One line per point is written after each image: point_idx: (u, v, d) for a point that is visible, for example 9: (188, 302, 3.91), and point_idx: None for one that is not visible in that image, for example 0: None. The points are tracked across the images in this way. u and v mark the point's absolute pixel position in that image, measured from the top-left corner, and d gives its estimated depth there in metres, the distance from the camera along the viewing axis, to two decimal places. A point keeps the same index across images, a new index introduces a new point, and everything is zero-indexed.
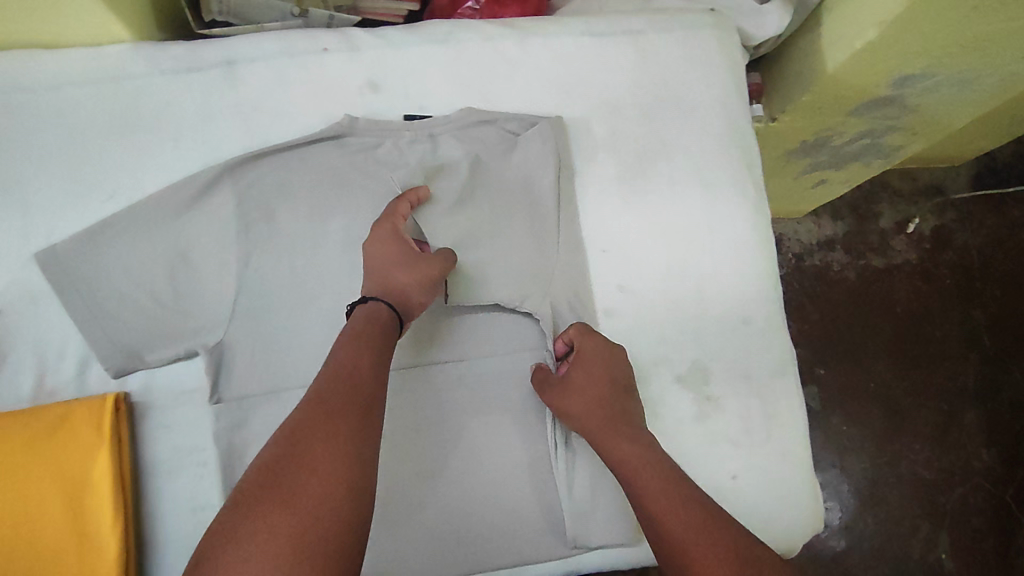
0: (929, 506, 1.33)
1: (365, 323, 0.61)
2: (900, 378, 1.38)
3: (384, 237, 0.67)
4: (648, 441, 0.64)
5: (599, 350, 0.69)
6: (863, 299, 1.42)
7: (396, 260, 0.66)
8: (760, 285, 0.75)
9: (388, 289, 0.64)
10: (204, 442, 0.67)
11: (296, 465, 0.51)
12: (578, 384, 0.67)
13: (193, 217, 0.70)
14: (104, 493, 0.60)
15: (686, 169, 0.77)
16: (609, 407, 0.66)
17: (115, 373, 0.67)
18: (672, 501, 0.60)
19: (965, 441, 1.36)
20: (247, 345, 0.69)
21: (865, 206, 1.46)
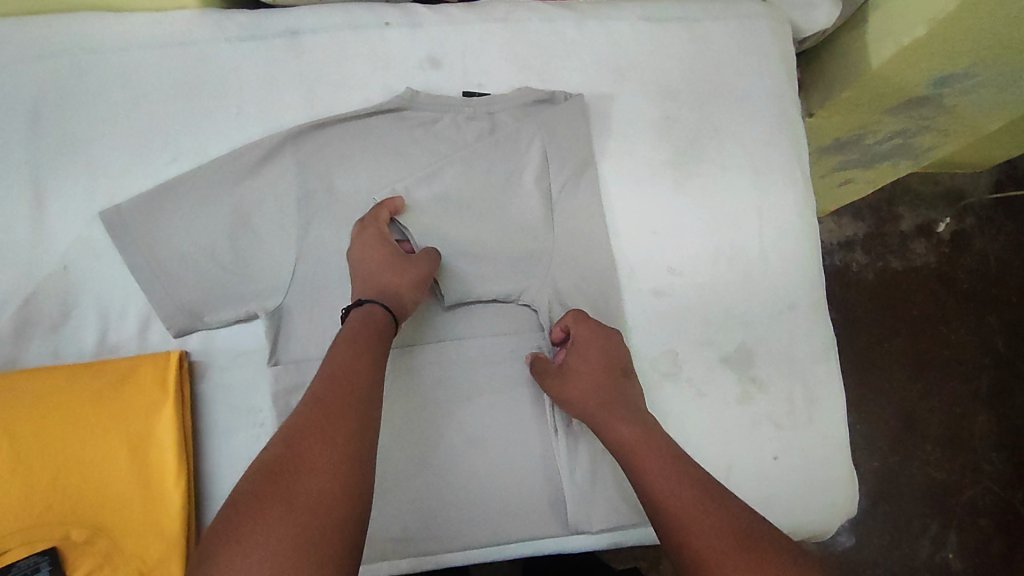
0: (937, 507, 1.35)
1: (358, 329, 0.61)
2: (915, 380, 1.40)
3: (371, 241, 0.67)
4: (648, 424, 0.63)
5: (596, 334, 0.68)
6: (882, 301, 1.43)
7: (386, 266, 0.65)
8: (808, 272, 0.76)
9: (382, 294, 0.64)
10: (262, 403, 0.68)
11: (288, 468, 0.49)
12: (576, 370, 0.66)
13: (255, 182, 0.71)
14: (167, 445, 0.62)
15: (737, 158, 0.78)
16: (607, 390, 0.65)
17: (176, 332, 0.68)
18: (670, 480, 0.58)
19: (976, 445, 1.37)
20: (304, 309, 0.69)
21: (887, 208, 1.48)
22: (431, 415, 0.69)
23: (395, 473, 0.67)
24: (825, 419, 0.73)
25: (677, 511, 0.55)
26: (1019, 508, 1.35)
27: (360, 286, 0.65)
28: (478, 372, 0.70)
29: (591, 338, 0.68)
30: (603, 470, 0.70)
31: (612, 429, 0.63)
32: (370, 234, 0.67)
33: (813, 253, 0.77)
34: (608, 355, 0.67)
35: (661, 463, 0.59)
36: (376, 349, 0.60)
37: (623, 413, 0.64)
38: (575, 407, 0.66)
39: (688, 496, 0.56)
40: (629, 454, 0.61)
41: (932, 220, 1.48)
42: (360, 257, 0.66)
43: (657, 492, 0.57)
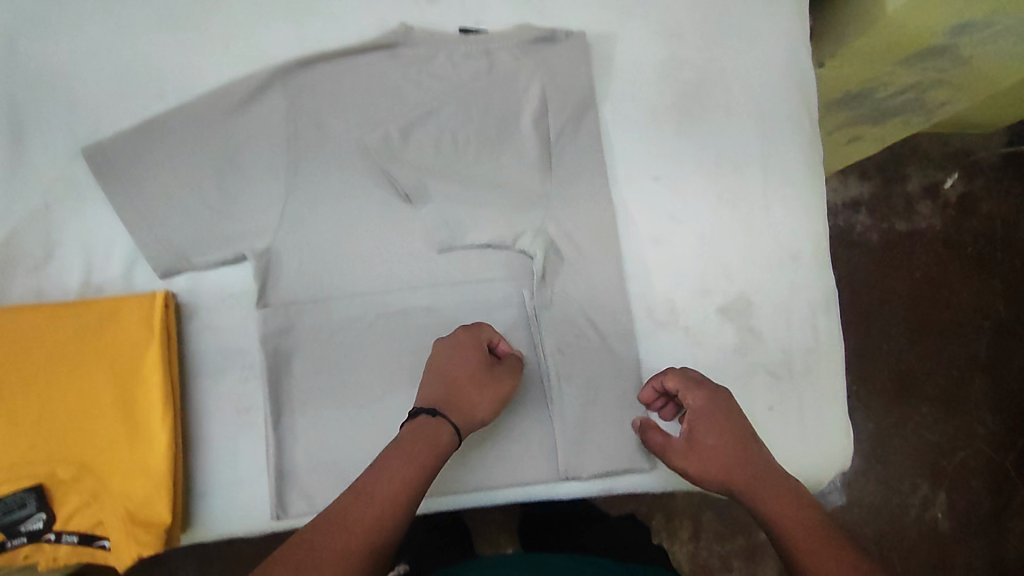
0: (930, 467, 1.35)
1: (424, 428, 0.58)
2: (914, 342, 1.39)
3: (457, 357, 0.63)
4: (795, 493, 0.59)
5: (714, 409, 0.64)
6: (884, 262, 1.41)
7: (460, 356, 0.63)
8: (813, 221, 0.74)
9: (452, 398, 0.61)
10: (250, 346, 0.66)
11: (313, 541, 0.50)
12: (701, 451, 0.63)
13: (242, 121, 0.69)
14: (154, 386, 0.60)
15: (743, 103, 0.75)
16: (748, 457, 0.62)
17: (162, 274, 0.67)
18: (818, 555, 0.53)
19: (971, 408, 1.37)
20: (293, 252, 0.67)
21: (895, 168, 1.44)
22: (423, 361, 0.68)
23: (386, 418, 0.66)
24: (822, 371, 0.72)
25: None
26: (1011, 470, 1.36)
27: (432, 382, 0.62)
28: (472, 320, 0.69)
29: (711, 401, 0.64)
30: (596, 418, 0.69)
31: (753, 498, 0.60)
32: (472, 328, 0.66)
33: (818, 201, 0.74)
34: (731, 419, 0.63)
35: (817, 534, 0.55)
36: (438, 444, 0.58)
37: (773, 479, 0.60)
38: (710, 475, 0.62)
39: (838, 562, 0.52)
40: (770, 520, 0.58)
41: (940, 181, 1.45)
42: (442, 349, 0.64)
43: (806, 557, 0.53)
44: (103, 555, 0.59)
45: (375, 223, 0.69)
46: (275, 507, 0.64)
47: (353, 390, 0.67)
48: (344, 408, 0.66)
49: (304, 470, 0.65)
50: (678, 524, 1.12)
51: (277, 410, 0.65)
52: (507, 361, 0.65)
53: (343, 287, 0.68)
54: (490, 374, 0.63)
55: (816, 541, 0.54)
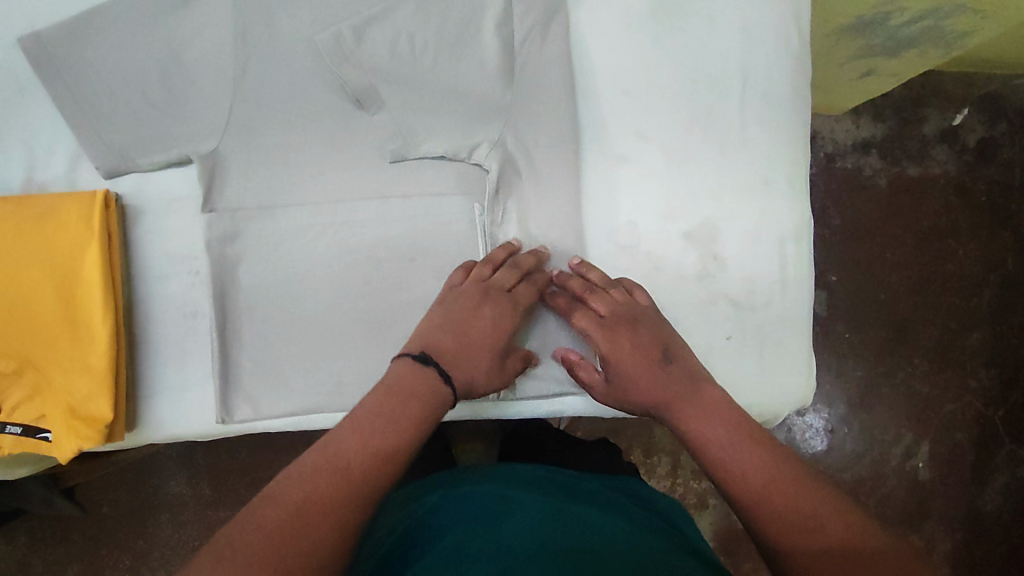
0: (915, 417, 1.33)
1: (404, 377, 0.55)
2: (913, 293, 1.35)
3: (501, 307, 0.61)
4: (718, 404, 0.57)
5: (619, 335, 0.61)
6: (889, 207, 1.36)
7: (487, 319, 0.61)
8: (792, 145, 0.70)
9: (453, 353, 0.58)
10: (198, 250, 0.65)
11: (302, 487, 0.45)
12: (616, 380, 0.61)
13: (188, 15, 0.65)
14: (93, 285, 0.59)
15: (728, 14, 0.70)
16: (665, 379, 0.59)
17: (106, 173, 0.65)
18: (741, 458, 0.51)
19: (965, 361, 1.34)
20: (241, 155, 0.65)
21: (911, 108, 1.36)
22: (373, 274, 0.67)
23: (333, 330, 0.66)
24: (791, 304, 0.69)
25: (748, 495, 0.49)
26: (1000, 426, 1.33)
27: (437, 326, 0.60)
28: (427, 236, 0.67)
29: (609, 330, 0.61)
30: (550, 339, 0.68)
31: (674, 422, 0.58)
32: (521, 286, 0.63)
33: (799, 123, 0.70)
34: (638, 342, 0.61)
35: (738, 437, 0.53)
36: (407, 415, 0.52)
37: (698, 398, 0.57)
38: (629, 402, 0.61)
39: (761, 478, 0.50)
40: (693, 445, 0.56)
41: (958, 123, 1.36)
42: (468, 300, 0.61)
43: (726, 480, 0.51)
44: (43, 446, 0.59)
45: (328, 130, 0.66)
46: (219, 410, 0.64)
47: (301, 300, 0.66)
48: (291, 318, 0.65)
49: (248, 376, 0.65)
50: (656, 461, 1.12)
51: (222, 315, 0.65)
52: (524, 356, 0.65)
53: (293, 195, 0.66)
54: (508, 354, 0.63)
55: (737, 461, 0.52)
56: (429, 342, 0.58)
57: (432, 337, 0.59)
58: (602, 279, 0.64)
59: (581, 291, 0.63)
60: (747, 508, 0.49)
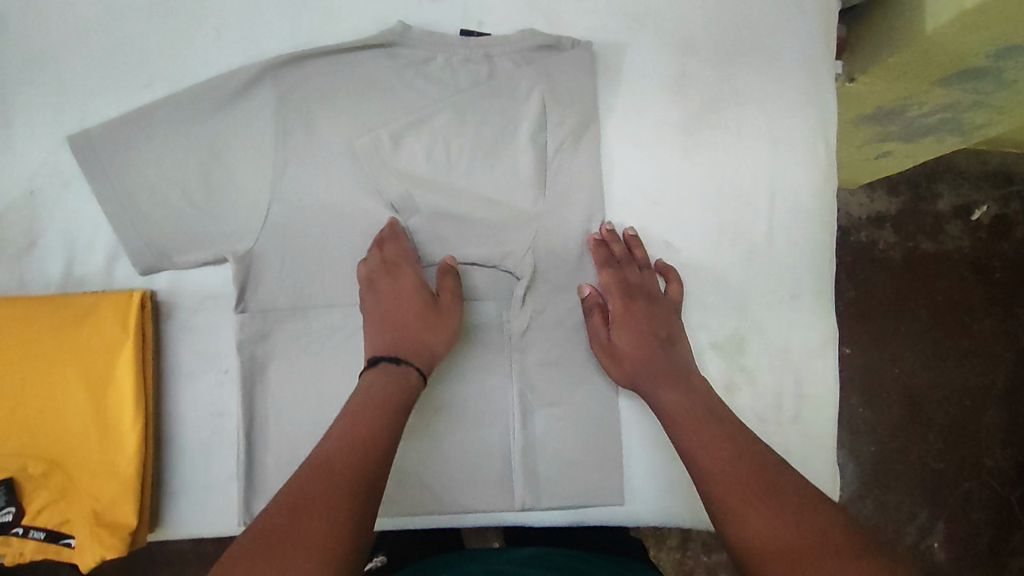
0: (930, 495, 1.31)
1: (377, 381, 0.58)
2: (927, 368, 1.34)
3: (377, 284, 0.64)
4: (695, 391, 0.62)
5: (643, 301, 0.66)
6: (904, 282, 1.36)
7: (388, 296, 0.64)
8: (818, 261, 0.72)
9: (405, 344, 0.62)
10: (228, 350, 0.66)
11: (296, 488, 0.49)
12: (620, 341, 0.65)
13: (234, 116, 0.67)
14: (126, 388, 0.60)
15: (758, 130, 0.73)
16: (660, 359, 0.63)
17: (143, 270, 0.65)
18: (705, 441, 0.57)
19: (981, 439, 1.32)
20: (277, 256, 0.66)
21: (925, 185, 1.38)
22: None
23: None
24: (812, 413, 0.70)
25: (722, 468, 0.54)
26: (1017, 507, 1.30)
27: (377, 323, 0.63)
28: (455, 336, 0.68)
29: (628, 298, 0.66)
30: (570, 445, 0.68)
31: (657, 389, 0.62)
32: (388, 248, 0.66)
33: (823, 238, 0.72)
34: (656, 314, 0.66)
35: (695, 422, 0.58)
36: (383, 407, 0.57)
37: (676, 378, 0.62)
38: (620, 367, 0.65)
39: (731, 463, 0.54)
40: (667, 422, 0.61)
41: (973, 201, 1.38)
42: (382, 288, 0.64)
43: (696, 455, 0.56)
44: (67, 551, 0.59)
45: (362, 234, 0.68)
46: (242, 512, 0.64)
47: (326, 403, 0.66)
48: (316, 417, 0.65)
49: (272, 477, 0.65)
50: (666, 533, 1.11)
51: (250, 415, 0.65)
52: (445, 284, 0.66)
53: (324, 297, 0.67)
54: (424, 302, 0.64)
55: (706, 440, 0.57)
56: (387, 345, 0.62)
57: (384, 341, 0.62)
58: (643, 257, 0.69)
59: (602, 261, 0.67)
60: (711, 484, 0.54)
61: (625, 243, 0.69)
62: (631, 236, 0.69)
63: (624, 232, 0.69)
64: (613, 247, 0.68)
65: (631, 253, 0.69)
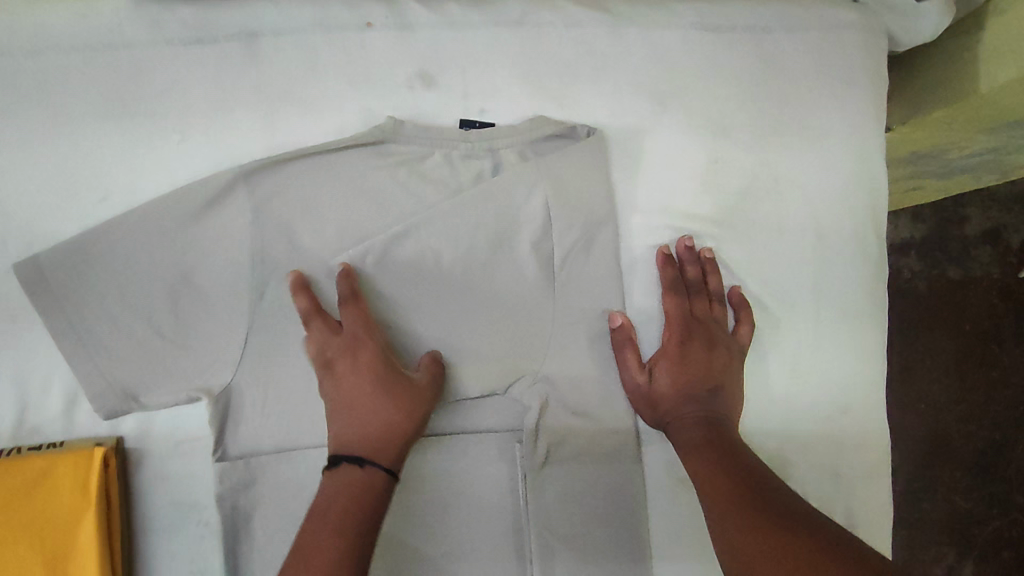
0: (960, 536, 1.21)
1: (344, 480, 0.52)
2: (956, 403, 1.22)
3: (353, 371, 0.56)
4: (728, 432, 0.56)
5: (703, 340, 0.60)
6: (930, 313, 1.23)
7: (345, 377, 0.56)
8: (869, 367, 0.65)
9: (356, 435, 0.54)
10: (207, 499, 0.58)
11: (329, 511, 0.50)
12: (661, 382, 0.59)
13: (204, 231, 0.58)
14: (88, 565, 0.52)
15: (801, 223, 0.64)
16: (701, 406, 0.58)
17: (105, 416, 0.57)
18: (713, 463, 0.53)
19: (1011, 475, 1.22)
20: (259, 392, 0.59)
21: (952, 207, 1.24)
22: (400, 523, 0.59)
23: None
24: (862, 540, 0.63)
25: (718, 500, 0.50)
26: None
27: (332, 401, 0.56)
28: (464, 473, 0.61)
29: (684, 335, 0.61)
30: None
31: (684, 428, 0.57)
32: (347, 313, 0.58)
33: (875, 345, 0.65)
34: (714, 358, 0.60)
35: (711, 443, 0.55)
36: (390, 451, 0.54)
37: (713, 420, 0.57)
38: (658, 409, 0.59)
39: (729, 479, 0.51)
40: (682, 457, 0.55)
41: (1002, 222, 1.24)
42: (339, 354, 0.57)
43: (698, 486, 0.53)
44: None
45: None
46: None
47: None
48: None
49: None
50: None
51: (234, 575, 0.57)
52: (428, 368, 0.58)
53: (314, 435, 0.59)
54: (396, 382, 0.56)
55: (715, 476, 0.52)
56: (362, 438, 0.54)
57: (349, 438, 0.54)
58: (716, 287, 0.63)
59: (670, 281, 0.62)
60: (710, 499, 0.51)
61: (696, 267, 0.63)
62: (706, 258, 0.63)
63: (702, 249, 0.63)
64: (686, 268, 0.62)
65: (704, 279, 0.63)
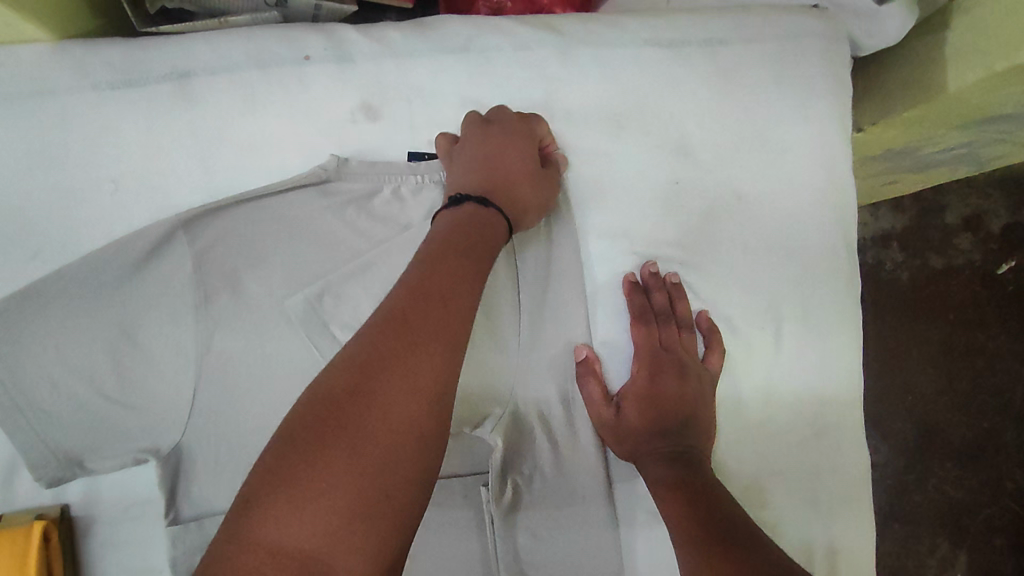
0: (954, 528, 1.19)
1: (463, 219, 0.51)
2: (942, 394, 1.20)
3: (476, 156, 0.56)
4: (702, 470, 0.54)
5: (675, 367, 0.58)
6: (914, 305, 1.21)
7: (506, 153, 0.56)
8: (845, 385, 0.63)
9: (495, 195, 0.54)
10: (162, 562, 0.56)
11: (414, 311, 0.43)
12: (629, 415, 0.57)
13: (142, 284, 0.55)
14: None
15: (768, 239, 0.62)
16: (673, 440, 0.56)
17: (49, 484, 0.54)
18: (685, 506, 0.51)
19: (1001, 461, 1.20)
20: (210, 449, 0.56)
21: (931, 197, 1.22)
22: None
23: None
24: (845, 563, 0.62)
25: (690, 547, 0.48)
26: None
27: (461, 181, 0.55)
28: (428, 521, 0.58)
29: (653, 367, 0.59)
30: None
31: (656, 466, 0.55)
32: (513, 117, 0.58)
33: (848, 362, 0.63)
34: (687, 386, 0.58)
35: (683, 483, 0.53)
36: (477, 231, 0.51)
37: (686, 456, 0.55)
38: (626, 443, 0.57)
39: (701, 521, 0.50)
40: (655, 497, 0.54)
41: (982, 209, 1.22)
42: (505, 140, 0.57)
43: (673, 533, 0.51)
44: None
45: None
46: None
47: None
48: None
49: None
50: None
51: None
52: (530, 129, 0.58)
53: None
54: (502, 146, 0.57)
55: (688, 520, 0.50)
56: (464, 195, 0.54)
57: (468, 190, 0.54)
58: (685, 313, 0.61)
59: (637, 310, 0.59)
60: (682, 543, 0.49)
61: (665, 292, 0.60)
62: (672, 284, 0.61)
63: (668, 275, 0.61)
64: (652, 296, 0.60)
65: (673, 307, 0.60)
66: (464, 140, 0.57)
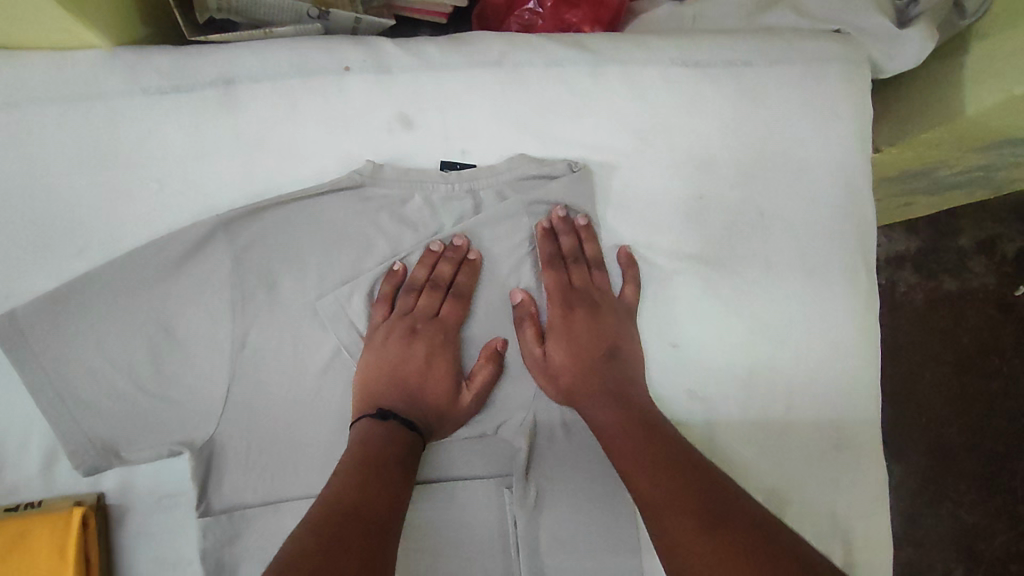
0: (969, 554, 1.18)
1: (379, 435, 0.53)
2: (957, 416, 1.20)
3: (398, 337, 0.59)
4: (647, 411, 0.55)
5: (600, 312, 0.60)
6: (928, 326, 1.22)
7: (440, 369, 0.59)
8: (863, 399, 0.64)
9: (407, 408, 0.57)
10: (191, 554, 0.57)
11: (396, 436, 0.54)
12: (555, 357, 0.59)
13: (182, 282, 0.57)
14: None
15: (788, 254, 0.64)
16: (601, 378, 0.57)
17: (86, 472, 0.56)
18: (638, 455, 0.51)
19: (1015, 487, 1.19)
20: (241, 443, 0.57)
21: (945, 219, 1.23)
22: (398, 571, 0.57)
23: None
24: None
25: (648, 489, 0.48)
26: None
27: (381, 379, 0.58)
28: (456, 521, 0.59)
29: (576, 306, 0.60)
30: None
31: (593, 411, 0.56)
32: (447, 307, 0.60)
33: (867, 377, 0.64)
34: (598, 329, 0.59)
35: (635, 432, 0.53)
36: (398, 448, 0.53)
37: (627, 398, 0.56)
38: (556, 384, 0.59)
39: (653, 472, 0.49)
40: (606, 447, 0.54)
41: (996, 233, 1.22)
42: (406, 327, 0.59)
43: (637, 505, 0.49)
44: None
45: (341, 409, 0.60)
46: None
47: None
48: None
49: None
50: None
51: None
52: (425, 296, 0.60)
53: (299, 486, 0.58)
54: (422, 322, 0.60)
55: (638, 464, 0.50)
56: (377, 400, 0.57)
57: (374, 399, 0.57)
58: (594, 255, 0.62)
59: (546, 256, 0.61)
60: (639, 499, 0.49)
61: (595, 244, 0.62)
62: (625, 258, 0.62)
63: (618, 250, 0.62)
64: (563, 241, 0.61)
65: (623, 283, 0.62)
66: (390, 319, 0.60)
